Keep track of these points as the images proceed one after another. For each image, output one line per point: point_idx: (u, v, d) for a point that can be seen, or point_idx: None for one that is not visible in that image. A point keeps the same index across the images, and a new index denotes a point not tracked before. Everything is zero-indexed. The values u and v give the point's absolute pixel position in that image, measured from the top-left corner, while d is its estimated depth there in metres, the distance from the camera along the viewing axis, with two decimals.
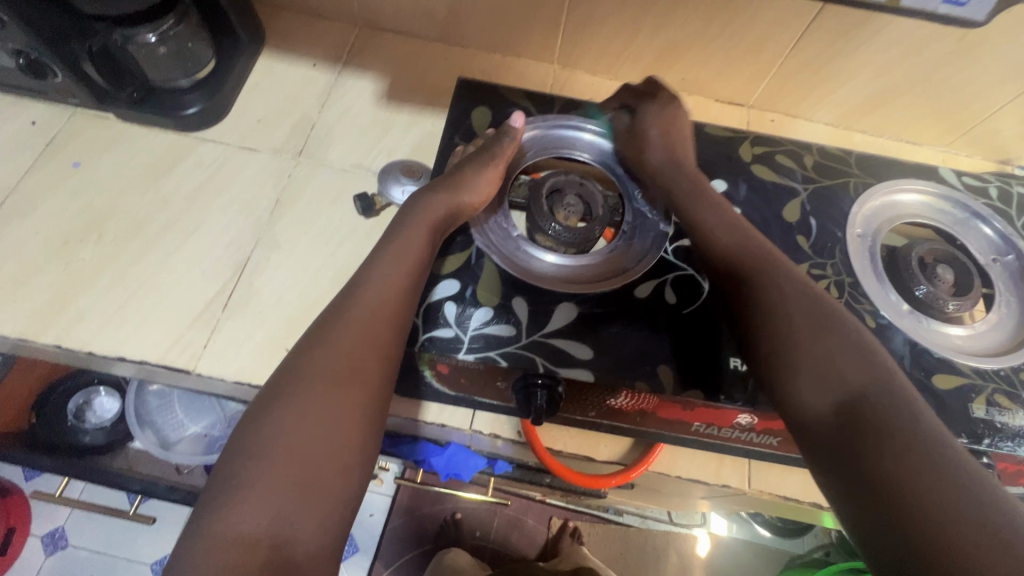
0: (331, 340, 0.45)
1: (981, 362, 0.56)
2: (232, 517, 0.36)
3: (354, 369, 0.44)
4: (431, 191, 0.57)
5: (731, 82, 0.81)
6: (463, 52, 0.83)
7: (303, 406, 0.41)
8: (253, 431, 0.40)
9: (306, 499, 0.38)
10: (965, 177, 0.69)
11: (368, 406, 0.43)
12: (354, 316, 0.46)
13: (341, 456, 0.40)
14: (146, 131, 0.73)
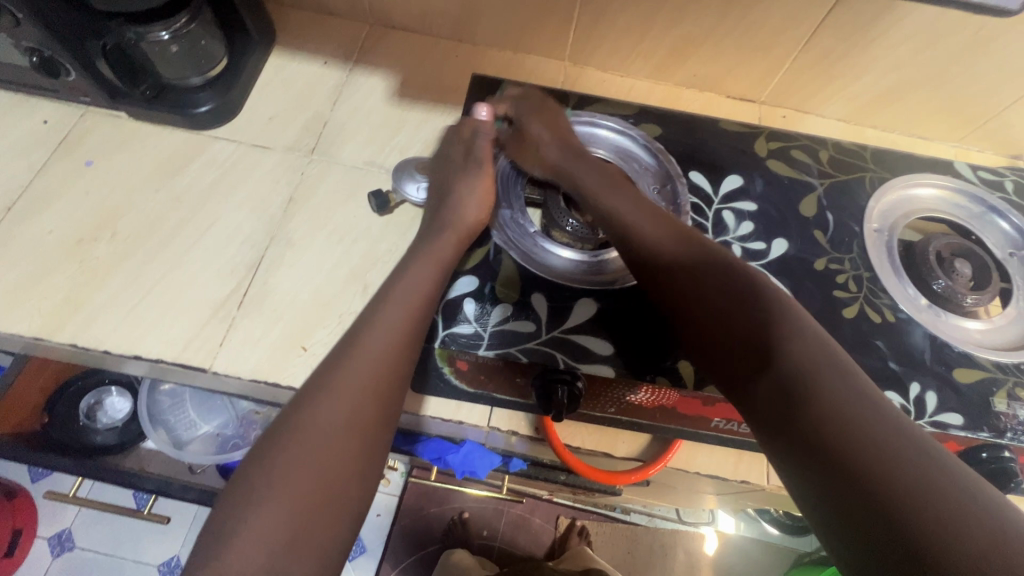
0: (338, 381, 0.43)
1: (1001, 356, 0.56)
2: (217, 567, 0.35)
3: (352, 418, 0.42)
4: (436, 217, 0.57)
5: (742, 79, 0.80)
6: (475, 49, 0.83)
7: (294, 452, 0.40)
8: (250, 472, 0.39)
9: (291, 553, 0.37)
10: (980, 171, 0.68)
11: (362, 458, 0.42)
12: (359, 351, 0.45)
13: (331, 510, 0.39)
14: (158, 129, 0.73)
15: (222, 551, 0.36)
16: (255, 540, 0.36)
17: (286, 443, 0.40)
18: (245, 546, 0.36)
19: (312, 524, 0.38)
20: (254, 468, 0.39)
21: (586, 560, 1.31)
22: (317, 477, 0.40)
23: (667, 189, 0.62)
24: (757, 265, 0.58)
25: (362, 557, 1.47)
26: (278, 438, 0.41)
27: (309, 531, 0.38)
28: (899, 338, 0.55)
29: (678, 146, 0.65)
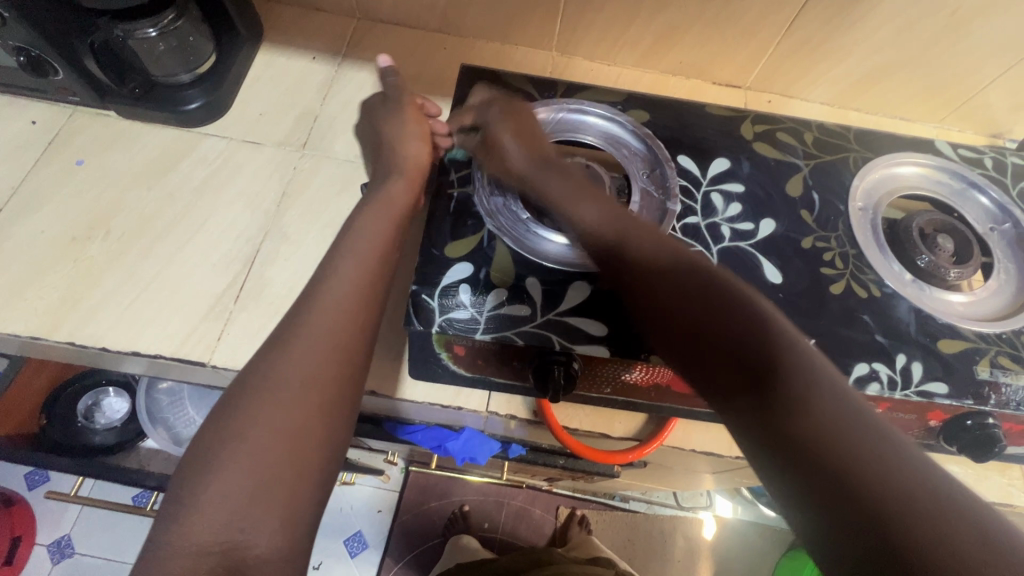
0: (296, 339, 0.42)
1: (984, 326, 0.57)
2: (186, 527, 0.35)
3: (313, 376, 0.41)
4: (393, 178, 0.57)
5: (728, 65, 0.82)
6: (463, 42, 0.84)
7: (252, 409, 0.39)
8: (218, 432, 0.38)
9: (255, 509, 0.37)
10: (961, 149, 0.70)
11: (325, 413, 0.41)
12: (323, 309, 0.44)
13: (299, 467, 0.39)
14: (148, 127, 0.73)
15: (189, 508, 0.36)
16: (221, 496, 0.36)
17: (246, 404, 0.40)
18: (208, 505, 0.36)
19: (279, 481, 0.38)
20: (217, 429, 0.39)
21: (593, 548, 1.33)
22: (280, 435, 0.39)
23: (656, 173, 0.63)
24: (746, 245, 0.59)
25: (364, 553, 1.48)
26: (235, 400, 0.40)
27: (279, 486, 0.38)
28: (885, 312, 0.57)
29: (666, 131, 0.66)
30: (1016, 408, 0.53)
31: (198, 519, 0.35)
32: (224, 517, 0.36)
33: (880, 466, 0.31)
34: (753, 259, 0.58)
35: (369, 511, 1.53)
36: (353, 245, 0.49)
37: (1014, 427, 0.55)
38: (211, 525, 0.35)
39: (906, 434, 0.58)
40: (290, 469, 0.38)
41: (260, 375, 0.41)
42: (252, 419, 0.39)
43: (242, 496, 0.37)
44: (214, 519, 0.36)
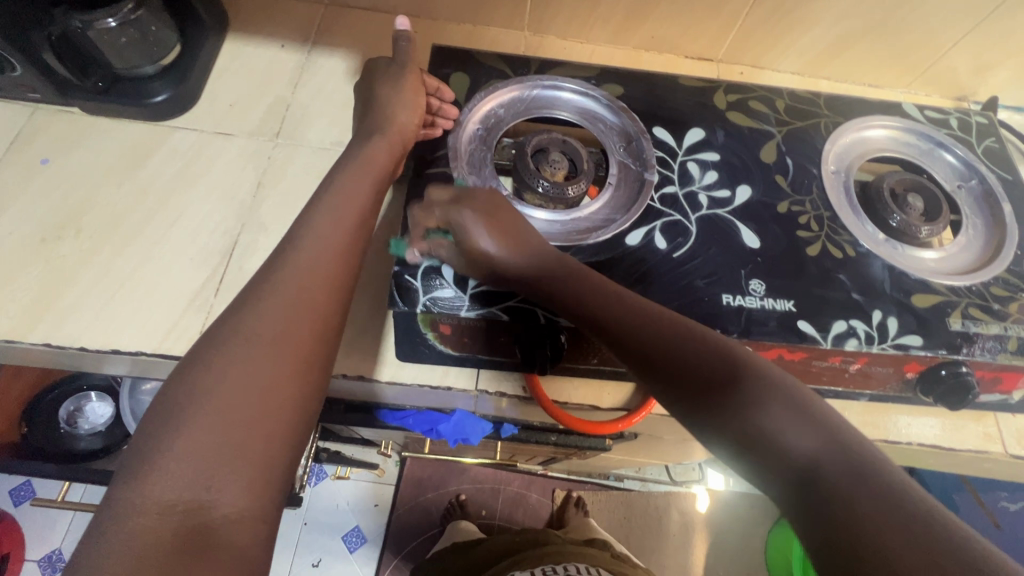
0: (266, 302, 0.44)
1: (955, 280, 0.59)
2: (150, 485, 0.35)
3: (287, 339, 0.43)
4: (370, 140, 0.58)
5: (699, 38, 0.82)
6: (434, 24, 0.83)
7: (222, 366, 0.40)
8: (188, 392, 0.39)
9: (222, 464, 0.37)
10: (927, 111, 0.72)
11: (295, 372, 0.42)
12: (295, 274, 0.45)
13: (268, 423, 0.39)
14: (114, 122, 0.71)
15: (158, 468, 0.36)
16: (192, 453, 0.36)
17: (217, 365, 0.40)
18: (172, 459, 0.36)
19: (252, 438, 0.38)
20: (188, 392, 0.39)
21: (589, 531, 1.34)
22: (247, 391, 0.39)
23: (632, 146, 0.64)
24: (723, 212, 0.60)
25: (362, 549, 1.49)
26: (206, 361, 0.40)
27: (249, 444, 0.38)
28: (860, 270, 0.58)
29: (641, 104, 0.66)
30: (986, 355, 0.55)
31: (167, 476, 0.35)
32: (196, 475, 0.36)
33: (867, 502, 0.33)
34: (731, 225, 0.59)
35: (366, 505, 1.53)
36: (332, 227, 0.49)
37: (986, 375, 0.57)
38: (182, 481, 0.36)
39: (884, 388, 0.60)
40: (263, 427, 0.39)
41: (233, 338, 0.42)
42: (225, 378, 0.40)
43: (215, 454, 0.37)
44: (185, 477, 0.36)
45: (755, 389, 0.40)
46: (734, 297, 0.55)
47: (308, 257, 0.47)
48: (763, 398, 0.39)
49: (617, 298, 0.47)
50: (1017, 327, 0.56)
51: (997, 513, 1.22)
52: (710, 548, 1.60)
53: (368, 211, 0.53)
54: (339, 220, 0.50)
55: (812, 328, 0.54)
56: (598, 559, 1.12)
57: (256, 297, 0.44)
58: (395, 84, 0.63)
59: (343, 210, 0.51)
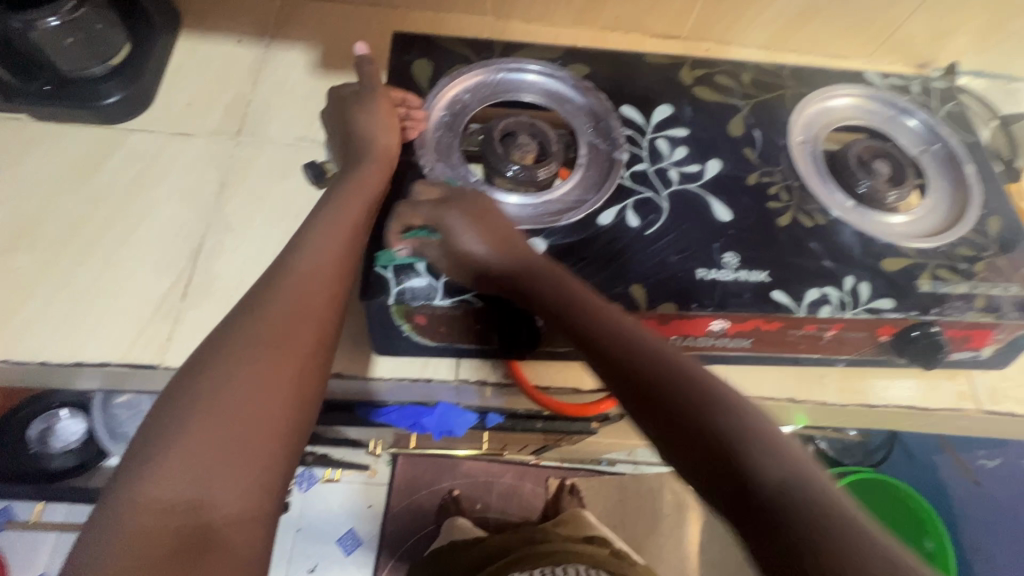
0: (267, 303, 0.43)
1: (922, 243, 0.60)
2: (147, 487, 0.34)
3: (286, 337, 0.42)
4: (360, 165, 0.55)
5: (664, 15, 0.82)
6: (394, 13, 0.81)
7: (222, 368, 0.39)
8: (187, 393, 0.38)
9: (222, 466, 0.36)
10: (889, 78, 0.72)
11: (295, 373, 0.41)
12: (288, 274, 0.45)
13: (269, 426, 0.39)
14: (65, 128, 0.68)
15: (154, 471, 0.35)
16: (190, 454, 0.36)
17: (216, 364, 0.39)
18: (172, 459, 0.35)
19: (249, 441, 0.37)
20: (187, 393, 0.38)
21: (585, 525, 1.32)
22: (248, 393, 0.39)
23: (601, 125, 0.63)
24: (694, 187, 0.60)
25: (357, 551, 1.48)
26: (206, 360, 0.40)
27: (248, 446, 0.37)
28: (831, 238, 0.59)
29: (608, 83, 0.66)
30: (955, 314, 0.56)
31: (164, 479, 0.35)
32: (195, 476, 0.35)
33: None
34: (703, 200, 0.59)
35: (359, 507, 1.52)
36: (323, 223, 0.49)
37: (957, 334, 0.58)
38: (180, 482, 0.35)
39: (860, 352, 0.60)
40: (262, 427, 0.38)
41: (231, 337, 0.41)
42: (221, 380, 0.39)
43: (210, 455, 0.36)
44: (181, 478, 0.35)
45: (733, 416, 0.38)
46: (709, 271, 0.55)
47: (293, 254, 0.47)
48: (740, 422, 0.37)
49: (599, 314, 0.46)
50: (984, 285, 0.57)
51: (976, 470, 1.26)
52: (704, 525, 1.62)
53: (337, 205, 0.51)
54: (324, 216, 0.50)
55: (785, 297, 0.54)
56: (596, 558, 1.11)
57: (253, 295, 0.44)
58: (359, 88, 0.62)
59: (333, 207, 0.50)
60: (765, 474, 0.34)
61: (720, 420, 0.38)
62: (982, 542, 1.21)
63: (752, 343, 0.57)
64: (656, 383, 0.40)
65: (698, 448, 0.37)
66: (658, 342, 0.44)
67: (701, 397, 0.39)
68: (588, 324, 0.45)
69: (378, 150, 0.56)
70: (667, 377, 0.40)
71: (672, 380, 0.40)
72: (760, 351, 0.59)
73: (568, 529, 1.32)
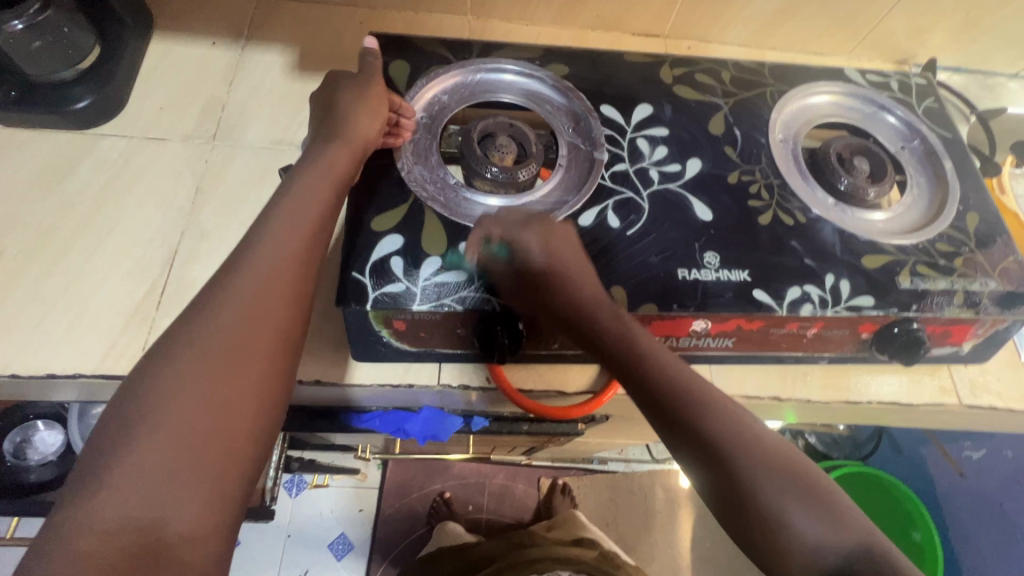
0: (218, 312, 0.41)
1: (902, 239, 0.60)
2: (96, 507, 0.33)
3: (244, 343, 0.41)
4: (329, 144, 0.54)
5: (644, 14, 0.81)
6: (373, 13, 0.80)
7: (173, 381, 0.38)
8: (137, 408, 0.37)
9: (177, 480, 0.35)
10: (868, 74, 0.72)
11: (253, 382, 0.40)
12: (240, 279, 0.43)
13: (227, 436, 0.38)
14: (33, 134, 0.66)
15: (106, 483, 0.34)
16: (141, 465, 0.35)
17: (170, 372, 0.38)
18: (122, 477, 0.34)
19: (205, 452, 0.36)
20: (136, 408, 0.37)
21: (575, 527, 1.31)
22: (203, 405, 0.37)
23: (581, 125, 0.63)
24: (675, 186, 0.60)
25: (348, 556, 1.47)
26: (158, 367, 0.38)
27: (205, 457, 0.36)
28: (812, 236, 0.59)
29: (587, 83, 0.65)
30: (934, 310, 0.56)
31: (115, 490, 0.34)
32: (147, 493, 0.34)
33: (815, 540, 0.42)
34: (683, 200, 0.59)
35: (349, 512, 1.51)
36: (285, 222, 0.47)
37: (936, 330, 0.58)
38: (132, 494, 0.34)
39: (842, 349, 0.60)
40: (218, 436, 0.37)
41: (185, 342, 0.40)
42: (173, 393, 0.37)
43: (165, 467, 0.35)
44: (134, 495, 0.34)
45: (802, 488, 0.43)
46: (690, 271, 0.54)
47: (254, 254, 0.45)
48: (811, 495, 0.42)
49: (671, 377, 0.47)
50: (962, 280, 0.58)
51: (960, 462, 1.24)
52: (696, 522, 1.63)
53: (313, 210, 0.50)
54: (288, 213, 0.47)
55: (767, 296, 0.54)
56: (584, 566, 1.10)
57: (209, 299, 0.42)
58: (357, 76, 0.60)
59: (300, 204, 0.48)
60: (826, 538, 0.41)
61: (790, 492, 0.42)
62: (967, 531, 1.23)
63: (734, 342, 0.57)
64: (729, 457, 0.44)
65: (766, 519, 0.42)
66: (729, 409, 0.46)
67: (778, 469, 0.43)
68: (661, 387, 0.47)
69: (348, 133, 0.55)
70: (742, 450, 0.44)
71: (747, 455, 0.44)
72: (742, 350, 0.59)
73: (558, 532, 1.30)
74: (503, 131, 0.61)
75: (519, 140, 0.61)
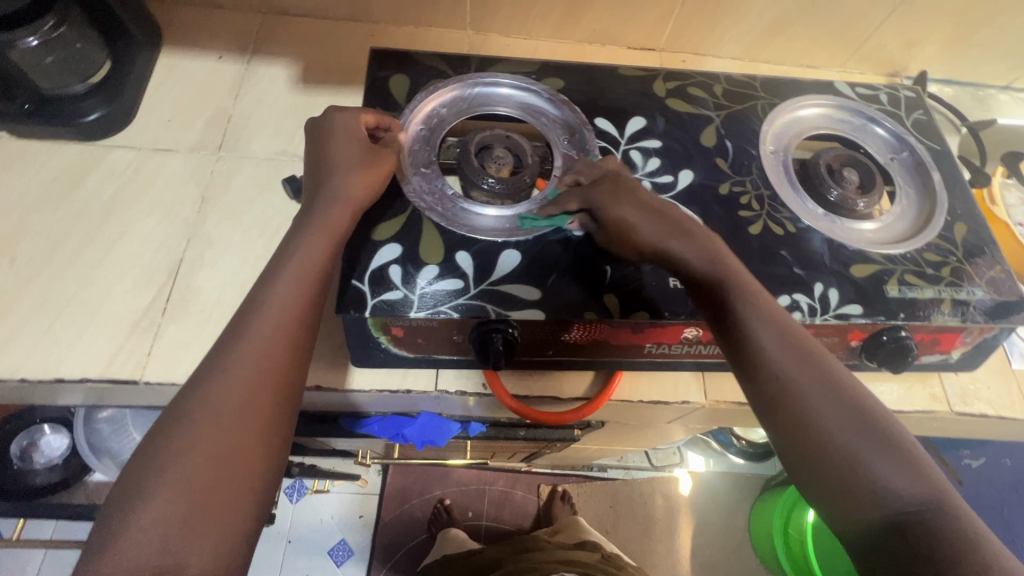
0: (229, 362, 0.42)
1: (891, 249, 0.61)
2: (115, 553, 0.34)
3: (255, 394, 0.42)
4: (350, 182, 0.54)
5: (639, 29, 0.83)
6: (375, 28, 0.82)
7: (190, 432, 0.39)
8: (156, 458, 0.38)
9: (193, 528, 0.36)
10: (858, 88, 0.74)
11: (264, 430, 0.41)
12: (250, 324, 0.44)
13: (241, 483, 0.39)
14: (45, 145, 0.68)
15: (123, 535, 0.35)
16: (156, 507, 0.36)
17: (182, 425, 0.39)
18: (141, 526, 0.35)
19: (220, 500, 0.38)
20: (153, 457, 0.38)
21: (576, 531, 1.33)
22: (218, 452, 0.39)
23: (575, 137, 0.64)
24: (667, 197, 0.61)
25: (348, 562, 1.47)
26: (172, 415, 0.40)
27: (219, 506, 0.37)
28: (801, 246, 0.60)
29: (582, 96, 0.67)
30: (922, 319, 0.57)
31: (132, 541, 0.35)
32: (161, 540, 0.35)
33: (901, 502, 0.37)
34: None
35: (349, 518, 1.52)
36: (298, 256, 0.48)
37: (924, 338, 0.59)
38: (148, 544, 0.35)
39: (832, 357, 0.61)
40: (228, 479, 0.39)
41: (197, 387, 0.41)
42: (189, 443, 0.38)
43: (178, 508, 0.36)
44: (149, 543, 0.35)
45: (894, 446, 0.39)
46: None
47: (269, 291, 0.46)
48: (898, 451, 0.39)
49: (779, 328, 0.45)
50: (950, 289, 0.59)
51: (960, 470, 1.23)
52: (696, 529, 1.63)
53: (312, 223, 0.51)
54: (307, 244, 0.49)
55: None
56: (590, 564, 1.10)
57: (221, 341, 0.44)
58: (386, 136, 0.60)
59: (313, 236, 0.50)
60: (907, 488, 0.37)
61: (879, 448, 0.39)
62: None
63: None
64: (813, 405, 0.41)
65: (850, 463, 0.39)
66: (836, 371, 0.43)
67: (871, 427, 0.40)
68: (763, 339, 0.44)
69: (364, 181, 0.55)
70: (831, 399, 0.41)
71: (843, 419, 0.40)
72: None
73: (562, 536, 1.32)
74: (505, 150, 0.62)
75: (518, 154, 0.62)
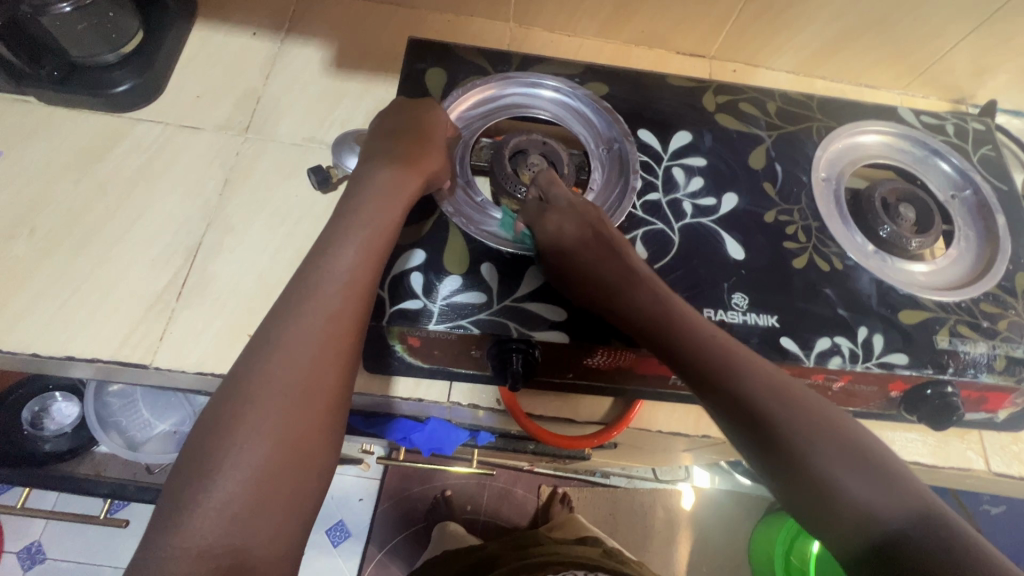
0: (290, 343, 0.41)
1: (943, 295, 0.57)
2: (184, 534, 0.34)
3: (315, 379, 0.40)
4: (391, 165, 0.51)
5: (690, 34, 0.79)
6: (414, 13, 0.79)
7: (256, 416, 0.38)
8: (215, 445, 0.37)
9: (259, 512, 0.36)
10: (923, 116, 0.69)
11: (325, 415, 0.40)
12: (309, 305, 0.42)
13: (303, 468, 0.38)
14: (73, 114, 0.67)
15: (190, 519, 0.34)
16: (225, 509, 0.35)
17: (246, 409, 0.38)
18: (212, 509, 0.35)
19: (286, 484, 0.37)
20: (206, 444, 0.37)
21: (580, 530, 1.31)
22: (285, 439, 0.38)
23: (615, 150, 0.61)
24: (708, 221, 0.58)
25: (346, 542, 1.48)
26: (233, 402, 0.38)
27: (282, 491, 0.37)
28: (847, 285, 0.56)
29: (626, 104, 0.63)
30: (971, 375, 0.53)
31: (202, 523, 0.34)
32: (227, 524, 0.35)
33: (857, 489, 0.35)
34: (715, 236, 0.57)
35: (349, 500, 1.52)
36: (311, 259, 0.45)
37: (971, 395, 0.55)
38: (216, 526, 0.34)
39: (869, 405, 0.58)
40: (296, 463, 0.38)
41: (252, 379, 0.39)
42: (254, 427, 0.37)
43: (239, 497, 0.35)
44: (216, 530, 0.34)
45: (846, 442, 0.37)
46: (716, 312, 0.53)
47: (311, 284, 0.43)
48: (838, 438, 0.38)
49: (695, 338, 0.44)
50: (1005, 345, 0.55)
51: (979, 517, 1.18)
52: (694, 546, 1.61)
53: (364, 205, 0.48)
54: (333, 240, 0.46)
55: (794, 345, 0.52)
56: (596, 561, 1.06)
57: (274, 330, 0.41)
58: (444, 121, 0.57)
59: (359, 229, 0.46)
60: (849, 470, 0.36)
61: (826, 446, 0.37)
62: None
63: None
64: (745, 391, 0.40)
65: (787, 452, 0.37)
66: (768, 371, 0.42)
67: (808, 421, 0.38)
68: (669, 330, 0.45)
69: (412, 167, 0.52)
70: (774, 400, 0.39)
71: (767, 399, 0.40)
72: None
73: (563, 533, 1.30)
74: (543, 158, 0.59)
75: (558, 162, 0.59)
